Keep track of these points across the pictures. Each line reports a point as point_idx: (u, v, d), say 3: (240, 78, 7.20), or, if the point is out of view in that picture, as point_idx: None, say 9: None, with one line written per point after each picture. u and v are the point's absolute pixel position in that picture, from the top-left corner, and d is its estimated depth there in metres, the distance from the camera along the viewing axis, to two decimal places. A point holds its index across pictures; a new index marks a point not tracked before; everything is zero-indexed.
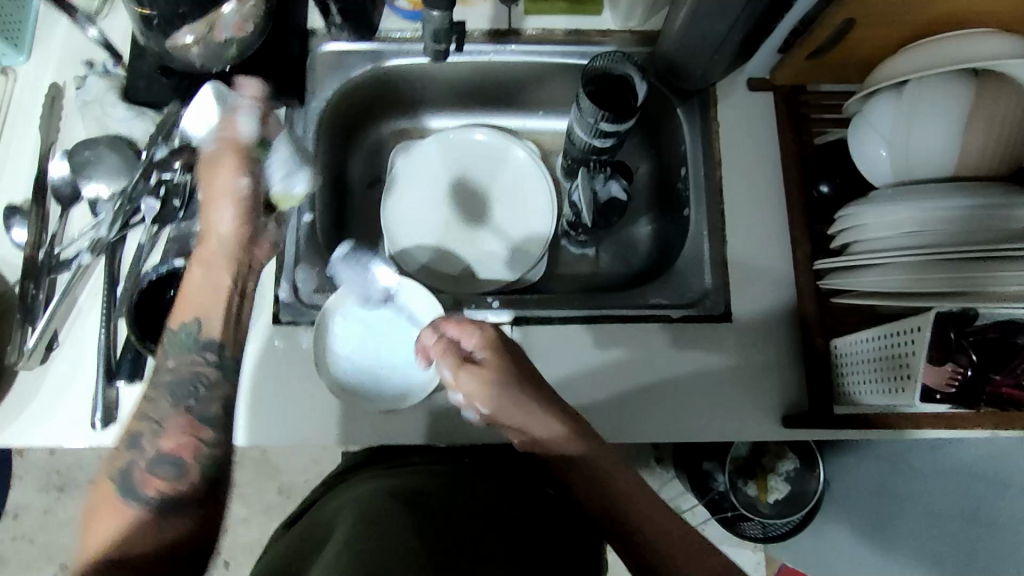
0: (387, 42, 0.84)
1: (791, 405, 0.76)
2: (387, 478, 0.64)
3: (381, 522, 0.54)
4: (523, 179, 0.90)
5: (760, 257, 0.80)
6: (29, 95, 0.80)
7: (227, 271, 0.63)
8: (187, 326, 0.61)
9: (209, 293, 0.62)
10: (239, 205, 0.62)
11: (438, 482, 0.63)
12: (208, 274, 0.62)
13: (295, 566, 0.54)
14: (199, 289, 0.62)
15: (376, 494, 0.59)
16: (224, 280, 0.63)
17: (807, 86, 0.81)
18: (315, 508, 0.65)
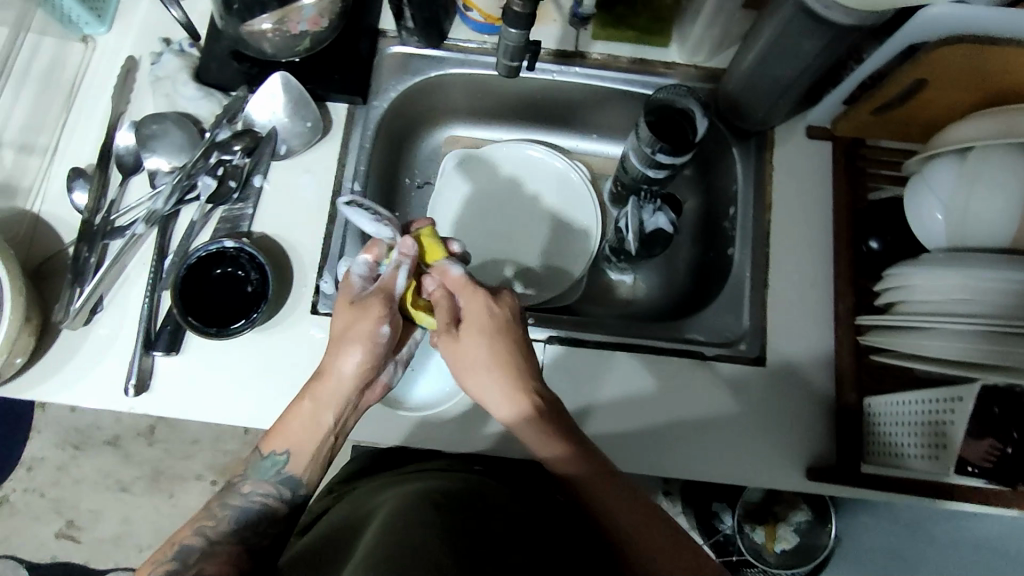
0: (454, 51, 0.85)
1: (817, 457, 0.75)
2: (416, 481, 0.65)
3: (407, 524, 0.55)
4: (570, 199, 0.90)
5: (801, 305, 0.79)
6: (105, 65, 0.82)
7: (332, 411, 0.63)
8: (275, 454, 0.63)
9: (306, 436, 0.63)
10: (370, 351, 0.62)
11: (461, 488, 0.64)
12: (314, 405, 0.63)
13: (324, 556, 0.56)
14: (296, 426, 0.63)
15: (402, 500, 0.60)
16: (327, 419, 0.63)
17: (867, 140, 0.81)
18: (345, 502, 0.67)
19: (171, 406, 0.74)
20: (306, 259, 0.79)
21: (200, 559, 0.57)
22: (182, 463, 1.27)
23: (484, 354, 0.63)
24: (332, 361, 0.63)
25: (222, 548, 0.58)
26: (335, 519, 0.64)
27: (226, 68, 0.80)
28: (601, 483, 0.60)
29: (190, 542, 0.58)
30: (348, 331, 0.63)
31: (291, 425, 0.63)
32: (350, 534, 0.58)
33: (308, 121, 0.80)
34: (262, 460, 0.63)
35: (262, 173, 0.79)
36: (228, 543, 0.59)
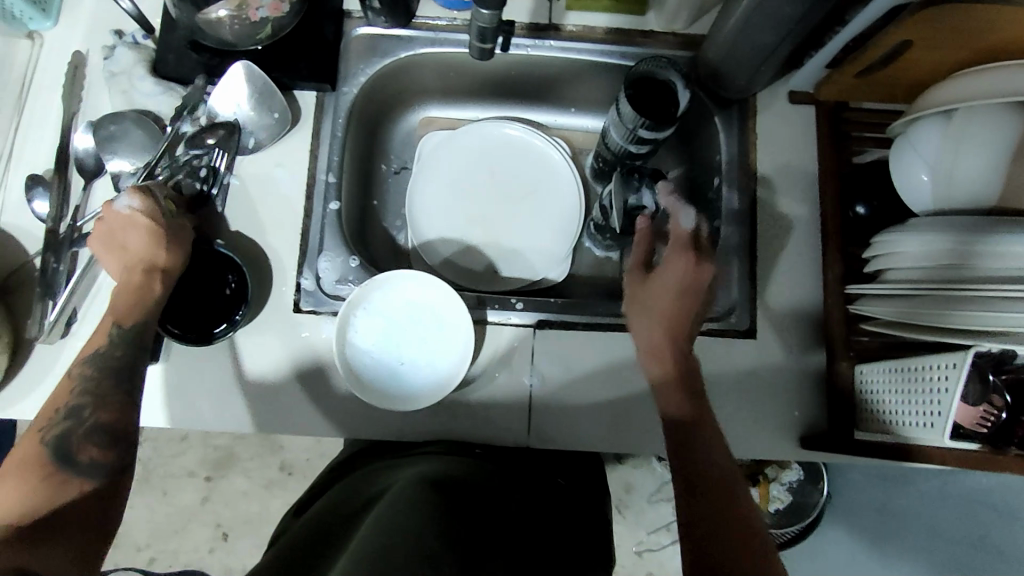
0: (423, 30, 0.81)
1: (810, 426, 0.76)
2: (415, 466, 0.64)
3: (401, 504, 0.54)
4: (550, 179, 0.88)
5: (789, 275, 0.78)
6: (55, 63, 0.78)
7: (136, 276, 0.65)
8: (121, 329, 0.63)
9: (136, 302, 0.64)
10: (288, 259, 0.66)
11: (459, 471, 0.64)
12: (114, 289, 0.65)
13: (320, 546, 0.55)
14: (125, 299, 0.64)
15: (401, 484, 0.60)
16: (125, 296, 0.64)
17: (850, 103, 0.79)
18: (343, 490, 0.66)
19: (159, 416, 0.73)
20: (283, 255, 0.76)
21: (95, 410, 0.59)
22: (174, 461, 1.26)
23: (668, 298, 0.68)
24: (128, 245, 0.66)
25: (116, 399, 0.60)
26: (325, 504, 0.64)
27: (184, 59, 0.76)
28: (708, 434, 0.62)
29: (79, 401, 0.59)
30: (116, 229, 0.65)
31: (121, 296, 0.64)
32: (347, 521, 0.58)
33: (275, 111, 0.77)
34: (117, 331, 0.63)
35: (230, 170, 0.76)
36: (112, 392, 0.60)
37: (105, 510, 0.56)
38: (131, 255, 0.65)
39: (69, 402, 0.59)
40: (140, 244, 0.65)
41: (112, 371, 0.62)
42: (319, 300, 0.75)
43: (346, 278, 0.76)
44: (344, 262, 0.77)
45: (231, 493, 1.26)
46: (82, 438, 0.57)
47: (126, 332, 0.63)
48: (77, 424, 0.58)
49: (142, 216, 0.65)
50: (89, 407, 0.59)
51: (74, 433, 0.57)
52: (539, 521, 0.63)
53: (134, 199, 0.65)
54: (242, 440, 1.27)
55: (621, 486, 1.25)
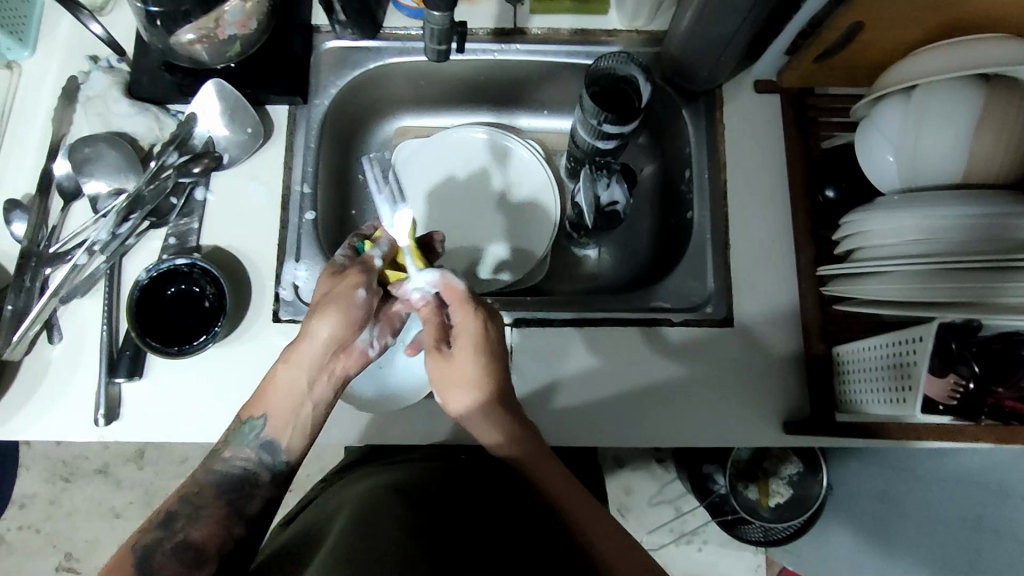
0: (390, 40, 0.83)
1: (793, 410, 0.75)
2: (384, 472, 0.65)
3: (368, 509, 0.55)
4: (524, 179, 0.89)
5: (763, 260, 0.79)
6: (33, 89, 0.79)
7: (308, 373, 0.59)
8: (252, 419, 0.61)
9: (288, 409, 0.60)
10: (345, 320, 0.59)
11: (424, 475, 0.64)
12: (289, 369, 0.59)
13: (300, 551, 0.55)
14: (278, 395, 0.60)
15: (366, 490, 0.60)
16: (303, 381, 0.59)
17: (814, 90, 0.80)
18: (320, 498, 0.66)
19: (142, 431, 0.73)
20: (260, 266, 0.77)
21: (188, 524, 0.56)
22: (174, 483, 1.27)
23: (476, 370, 0.60)
24: (306, 324, 0.59)
25: (209, 511, 0.58)
26: (308, 511, 0.64)
27: (157, 80, 0.78)
28: (573, 497, 0.58)
29: (175, 509, 0.58)
30: (327, 296, 0.60)
31: (271, 388, 0.60)
32: (317, 527, 0.58)
33: (248, 126, 0.78)
34: (245, 430, 0.61)
35: (202, 185, 0.78)
36: (213, 508, 0.58)
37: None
38: (318, 338, 0.59)
39: (165, 507, 0.58)
40: (325, 331, 0.58)
41: (228, 482, 0.60)
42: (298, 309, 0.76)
43: None
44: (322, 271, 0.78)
45: None
46: (164, 555, 0.55)
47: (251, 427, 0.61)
48: (166, 537, 0.56)
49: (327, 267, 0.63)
50: (184, 521, 0.57)
51: (159, 547, 0.55)
52: (507, 509, 0.63)
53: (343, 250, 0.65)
54: None
55: (620, 487, 1.24)
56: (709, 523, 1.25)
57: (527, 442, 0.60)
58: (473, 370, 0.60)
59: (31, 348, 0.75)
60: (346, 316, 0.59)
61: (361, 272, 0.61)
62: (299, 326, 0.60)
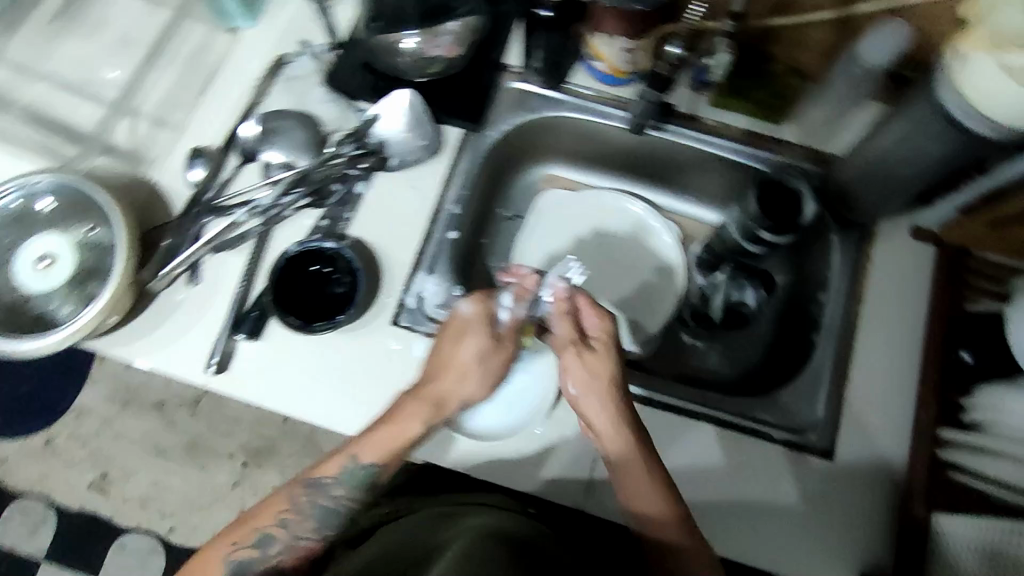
0: (571, 95, 0.87)
1: (874, 564, 0.72)
2: (484, 516, 0.67)
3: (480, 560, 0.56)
4: (656, 258, 0.91)
5: (879, 403, 0.77)
6: (243, 54, 0.86)
7: (421, 423, 0.68)
8: (358, 468, 0.68)
9: (391, 449, 0.68)
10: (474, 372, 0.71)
11: (521, 529, 0.65)
12: (412, 419, 0.68)
13: None
14: (390, 439, 0.68)
15: (469, 535, 0.61)
16: (416, 429, 0.68)
17: (973, 251, 0.79)
18: (412, 521, 0.68)
19: (245, 390, 0.76)
20: (394, 270, 0.80)
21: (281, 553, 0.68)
22: (220, 439, 1.30)
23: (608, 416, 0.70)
24: (446, 380, 0.70)
25: (305, 545, 0.68)
26: (397, 539, 0.65)
27: (356, 77, 0.84)
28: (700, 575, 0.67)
29: (271, 532, 0.68)
30: (464, 353, 0.71)
31: (388, 425, 0.68)
32: (416, 564, 0.59)
33: (423, 138, 0.82)
34: (352, 467, 0.68)
35: (365, 181, 0.83)
36: (308, 541, 0.68)
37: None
38: (439, 386, 0.70)
39: (259, 529, 0.67)
40: (467, 385, 0.71)
41: (322, 517, 0.68)
42: (416, 319, 0.79)
43: (447, 304, 0.80)
44: (449, 290, 0.81)
45: (265, 483, 1.29)
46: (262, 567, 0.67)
47: (364, 467, 0.68)
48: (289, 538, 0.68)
49: (478, 318, 0.72)
50: (280, 547, 0.68)
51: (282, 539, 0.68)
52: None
53: (470, 305, 0.72)
54: (288, 436, 1.31)
55: None
56: None
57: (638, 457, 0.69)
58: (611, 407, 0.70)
59: (171, 284, 0.79)
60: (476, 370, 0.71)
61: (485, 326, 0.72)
62: (433, 367, 0.71)
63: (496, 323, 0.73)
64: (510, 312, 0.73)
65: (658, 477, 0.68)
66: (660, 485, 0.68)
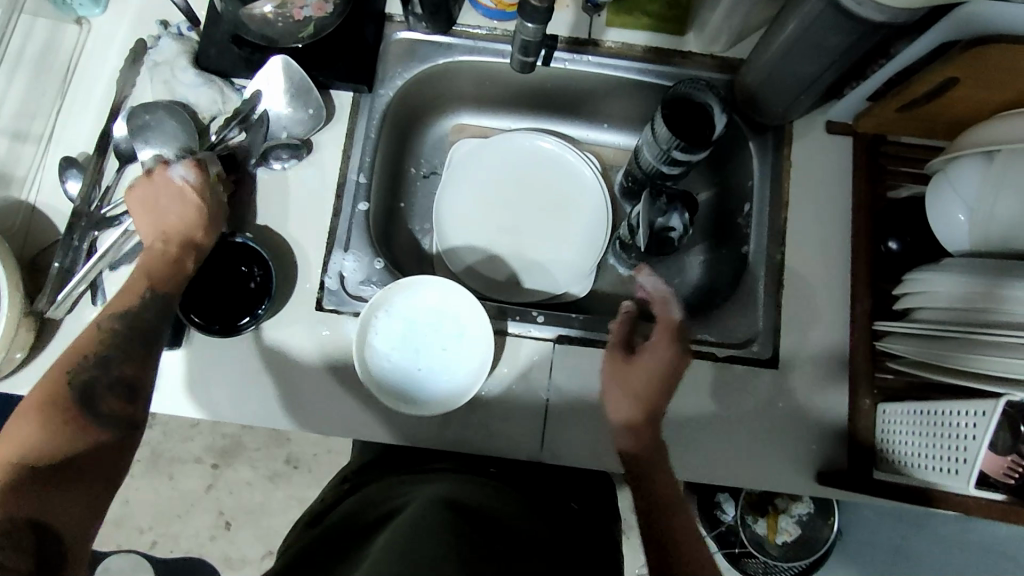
0: (462, 37, 0.82)
1: (828, 460, 0.74)
2: (437, 484, 0.63)
3: (415, 524, 0.54)
4: (579, 194, 0.88)
5: (814, 306, 0.77)
6: (101, 48, 0.79)
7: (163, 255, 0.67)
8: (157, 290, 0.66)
9: (126, 291, 0.65)
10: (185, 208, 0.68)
11: (476, 496, 0.62)
12: (151, 250, 0.67)
13: (336, 559, 0.55)
14: (158, 267, 0.67)
15: (417, 503, 0.58)
16: (166, 261, 0.67)
17: (888, 137, 0.78)
18: (358, 499, 0.66)
19: (180, 404, 0.73)
20: (309, 253, 0.77)
21: (120, 363, 0.62)
22: (183, 446, 1.24)
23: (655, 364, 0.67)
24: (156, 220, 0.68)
25: (137, 353, 0.63)
26: (353, 506, 0.64)
27: (226, 53, 0.77)
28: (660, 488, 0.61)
29: (95, 359, 0.61)
30: (161, 192, 0.68)
31: (146, 263, 0.67)
32: (355, 543, 0.56)
33: (309, 108, 0.77)
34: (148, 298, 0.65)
35: (258, 162, 0.77)
36: (129, 351, 0.63)
37: (112, 458, 0.59)
38: (165, 224, 0.68)
39: (97, 352, 0.62)
40: (176, 212, 0.68)
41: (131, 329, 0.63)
42: (341, 299, 0.75)
43: (369, 279, 0.77)
44: (369, 263, 0.77)
45: (235, 482, 1.24)
46: (104, 387, 0.60)
47: (154, 300, 0.65)
48: (102, 373, 0.60)
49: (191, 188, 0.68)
50: (100, 375, 0.60)
51: (97, 382, 0.60)
52: (562, 541, 0.61)
53: (188, 171, 0.68)
54: (252, 430, 1.25)
55: (624, 505, 1.20)
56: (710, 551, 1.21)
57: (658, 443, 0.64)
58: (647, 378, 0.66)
59: (74, 309, 0.74)
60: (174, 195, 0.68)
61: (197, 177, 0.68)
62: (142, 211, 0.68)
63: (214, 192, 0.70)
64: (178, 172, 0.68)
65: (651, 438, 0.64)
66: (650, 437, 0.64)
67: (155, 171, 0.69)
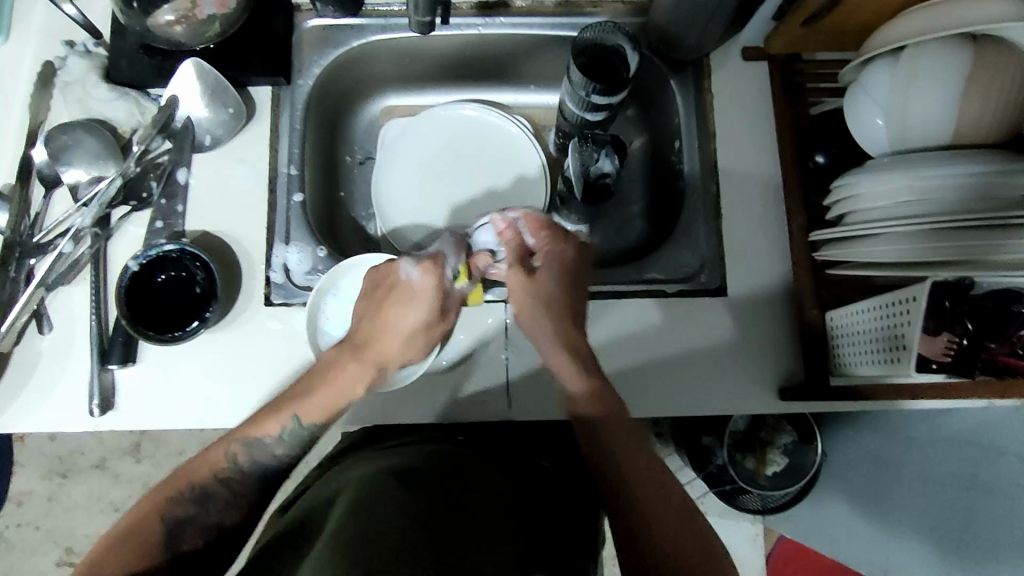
0: (373, 17, 0.82)
1: (787, 376, 0.76)
2: (395, 456, 0.64)
3: (375, 498, 0.54)
4: (518, 156, 0.88)
5: (754, 229, 0.79)
6: (10, 77, 0.78)
7: (364, 382, 0.66)
8: (297, 427, 0.63)
9: (331, 402, 0.65)
10: (421, 316, 0.67)
11: (430, 460, 0.63)
12: (351, 370, 0.65)
13: (306, 533, 0.56)
14: (329, 392, 0.65)
15: (375, 473, 0.59)
16: (358, 386, 0.66)
17: (802, 55, 0.80)
18: (316, 485, 0.66)
19: (142, 419, 0.72)
20: (252, 250, 0.76)
21: (223, 507, 0.58)
22: None
23: (557, 292, 0.68)
24: (392, 315, 0.66)
25: (247, 497, 0.60)
26: (310, 498, 0.64)
27: (136, 64, 0.77)
28: (634, 456, 0.60)
29: (208, 487, 0.59)
30: (416, 288, 0.66)
31: (328, 386, 0.65)
32: (318, 520, 0.57)
33: (230, 107, 0.77)
34: (291, 426, 0.63)
35: (184, 166, 0.77)
36: (250, 491, 0.60)
37: None
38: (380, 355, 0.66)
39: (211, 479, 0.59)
40: (411, 321, 0.66)
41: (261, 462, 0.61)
42: (289, 292, 0.76)
43: (317, 267, 0.77)
44: (314, 251, 0.78)
45: None
46: (194, 532, 0.56)
47: (298, 431, 0.63)
48: (201, 514, 0.57)
49: (428, 289, 0.66)
50: (218, 504, 0.58)
51: (190, 524, 0.56)
52: (529, 504, 0.62)
53: (424, 270, 0.66)
54: None
55: None
56: (706, 495, 1.22)
57: (608, 395, 0.64)
58: (566, 309, 0.68)
59: (22, 339, 0.73)
60: (426, 297, 0.66)
61: (437, 268, 0.67)
62: (379, 315, 0.66)
63: (446, 298, 0.68)
64: (509, 226, 0.70)
65: (589, 362, 0.66)
66: (589, 364, 0.66)
67: (427, 265, 0.67)
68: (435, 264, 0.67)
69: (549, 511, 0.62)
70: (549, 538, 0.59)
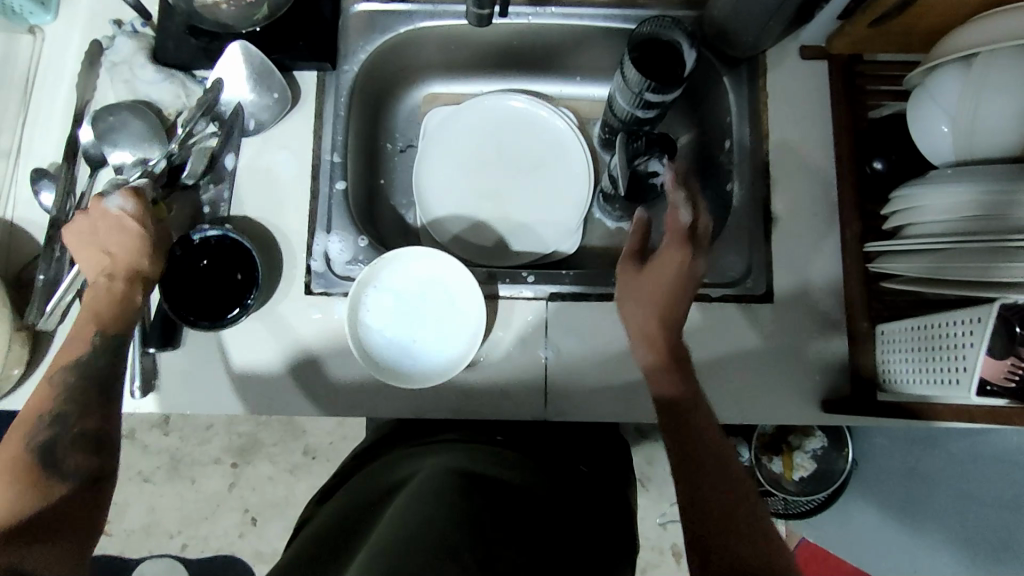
0: (421, 3, 0.80)
1: (832, 389, 0.74)
2: (448, 455, 0.64)
3: (420, 501, 0.53)
4: (563, 150, 0.87)
5: (804, 235, 0.77)
6: (58, 55, 0.78)
7: (122, 287, 0.64)
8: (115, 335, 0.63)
9: (118, 306, 0.63)
10: (127, 242, 0.64)
11: (478, 462, 0.62)
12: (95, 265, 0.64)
13: (351, 531, 0.55)
14: (106, 305, 0.63)
15: (424, 474, 0.59)
16: (134, 296, 0.64)
17: (864, 56, 0.77)
18: (355, 482, 0.66)
19: (180, 403, 0.73)
20: (292, 237, 0.76)
21: (79, 420, 0.58)
22: (201, 448, 1.24)
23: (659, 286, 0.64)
24: (105, 227, 0.64)
25: (98, 408, 0.59)
26: (351, 496, 0.62)
27: (183, 45, 0.76)
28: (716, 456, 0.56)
29: (58, 408, 0.58)
30: (101, 220, 0.64)
31: (102, 296, 0.63)
32: (363, 521, 0.56)
33: (275, 91, 0.76)
34: (97, 340, 0.62)
35: (231, 153, 0.76)
36: (98, 399, 0.60)
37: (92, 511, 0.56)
38: (112, 261, 0.64)
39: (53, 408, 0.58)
40: (122, 240, 0.64)
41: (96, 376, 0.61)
42: (329, 281, 0.75)
43: (357, 258, 0.77)
44: (355, 242, 0.77)
45: (255, 478, 1.24)
46: (65, 447, 0.56)
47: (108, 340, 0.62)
48: (60, 434, 0.57)
49: (132, 220, 0.64)
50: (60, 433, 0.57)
51: (56, 442, 0.56)
52: (564, 507, 0.61)
53: (126, 201, 0.64)
54: (265, 426, 1.25)
55: (642, 459, 1.21)
56: None
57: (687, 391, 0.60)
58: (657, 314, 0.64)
59: (65, 317, 0.73)
60: (109, 219, 0.64)
61: (138, 198, 0.65)
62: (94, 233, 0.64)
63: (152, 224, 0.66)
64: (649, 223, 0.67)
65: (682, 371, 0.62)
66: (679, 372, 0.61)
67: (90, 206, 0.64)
68: (135, 190, 0.65)
69: (592, 521, 0.61)
70: (593, 546, 0.57)
